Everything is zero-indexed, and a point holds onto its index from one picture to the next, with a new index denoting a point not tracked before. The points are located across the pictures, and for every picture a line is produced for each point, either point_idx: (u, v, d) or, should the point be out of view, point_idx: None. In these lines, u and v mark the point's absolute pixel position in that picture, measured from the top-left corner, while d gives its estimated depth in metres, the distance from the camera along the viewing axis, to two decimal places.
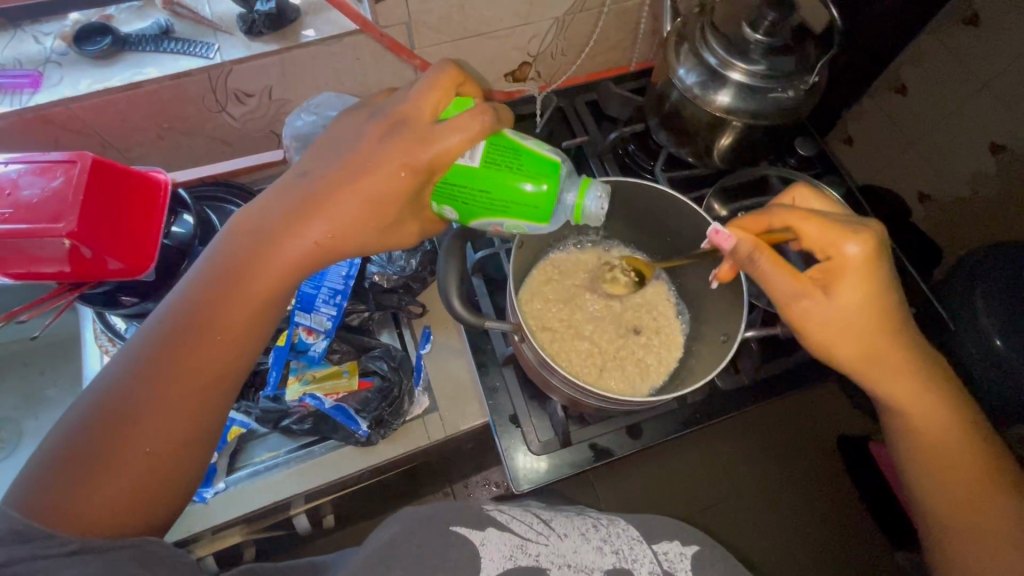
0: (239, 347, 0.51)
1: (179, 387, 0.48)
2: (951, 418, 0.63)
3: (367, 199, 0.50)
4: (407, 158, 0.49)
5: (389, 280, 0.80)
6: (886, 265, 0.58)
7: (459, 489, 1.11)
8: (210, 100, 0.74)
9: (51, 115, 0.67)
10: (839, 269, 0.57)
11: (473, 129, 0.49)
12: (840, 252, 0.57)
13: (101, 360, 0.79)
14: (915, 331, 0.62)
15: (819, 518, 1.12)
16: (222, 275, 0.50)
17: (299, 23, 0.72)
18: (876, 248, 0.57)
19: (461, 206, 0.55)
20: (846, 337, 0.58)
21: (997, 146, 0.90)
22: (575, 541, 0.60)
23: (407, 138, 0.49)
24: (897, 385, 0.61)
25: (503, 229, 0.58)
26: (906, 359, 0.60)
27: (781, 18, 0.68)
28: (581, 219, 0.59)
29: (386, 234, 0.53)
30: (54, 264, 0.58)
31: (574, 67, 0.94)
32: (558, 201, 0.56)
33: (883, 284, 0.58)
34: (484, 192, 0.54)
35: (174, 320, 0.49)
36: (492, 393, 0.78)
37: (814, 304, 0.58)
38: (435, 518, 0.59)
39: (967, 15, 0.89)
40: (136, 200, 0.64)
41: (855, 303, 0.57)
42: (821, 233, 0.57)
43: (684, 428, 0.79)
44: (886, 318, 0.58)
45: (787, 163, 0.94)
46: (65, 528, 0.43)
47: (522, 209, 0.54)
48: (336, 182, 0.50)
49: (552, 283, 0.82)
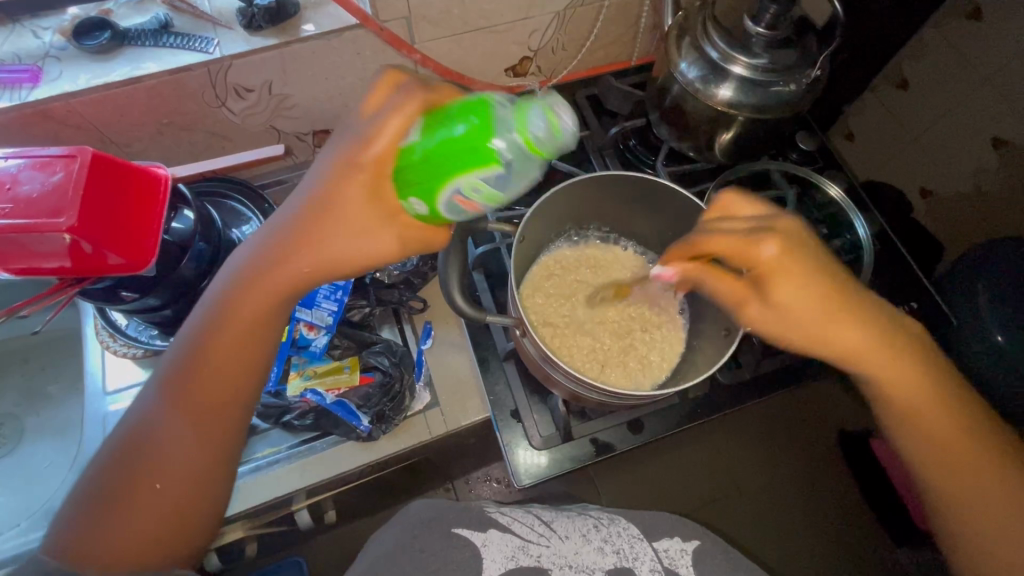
0: (250, 351, 0.55)
1: (206, 389, 0.53)
2: (939, 392, 0.59)
3: (347, 216, 0.53)
4: (360, 158, 0.52)
5: (389, 276, 0.80)
6: (808, 260, 0.55)
7: (460, 485, 1.11)
8: (210, 94, 0.74)
9: (50, 110, 0.67)
10: (761, 276, 0.56)
11: (403, 109, 0.50)
12: (756, 257, 0.55)
13: (102, 355, 0.80)
14: (875, 303, 0.60)
15: (815, 510, 1.14)
16: (218, 307, 0.54)
17: (299, 17, 0.72)
18: (789, 248, 0.55)
19: (418, 184, 0.49)
20: (799, 334, 0.57)
21: (1000, 141, 0.90)
22: (576, 543, 0.60)
23: (357, 146, 0.52)
24: (874, 367, 0.59)
25: (476, 201, 0.50)
26: (873, 338, 0.58)
27: (783, 10, 0.67)
28: (536, 143, 0.46)
29: (371, 237, 0.53)
30: (55, 259, 0.57)
31: (574, 61, 0.94)
32: (501, 126, 0.46)
33: (812, 276, 0.56)
34: (425, 157, 0.48)
35: (182, 354, 0.54)
36: (493, 389, 0.78)
37: (754, 310, 0.58)
38: (437, 521, 0.62)
39: (969, 9, 0.88)
40: (136, 195, 0.63)
41: (788, 305, 0.56)
42: (732, 246, 0.55)
43: (685, 421, 0.79)
44: (826, 312, 0.56)
45: (789, 158, 0.92)
46: (92, 564, 0.48)
47: (462, 146, 0.46)
48: (312, 205, 0.54)
49: (553, 279, 0.82)
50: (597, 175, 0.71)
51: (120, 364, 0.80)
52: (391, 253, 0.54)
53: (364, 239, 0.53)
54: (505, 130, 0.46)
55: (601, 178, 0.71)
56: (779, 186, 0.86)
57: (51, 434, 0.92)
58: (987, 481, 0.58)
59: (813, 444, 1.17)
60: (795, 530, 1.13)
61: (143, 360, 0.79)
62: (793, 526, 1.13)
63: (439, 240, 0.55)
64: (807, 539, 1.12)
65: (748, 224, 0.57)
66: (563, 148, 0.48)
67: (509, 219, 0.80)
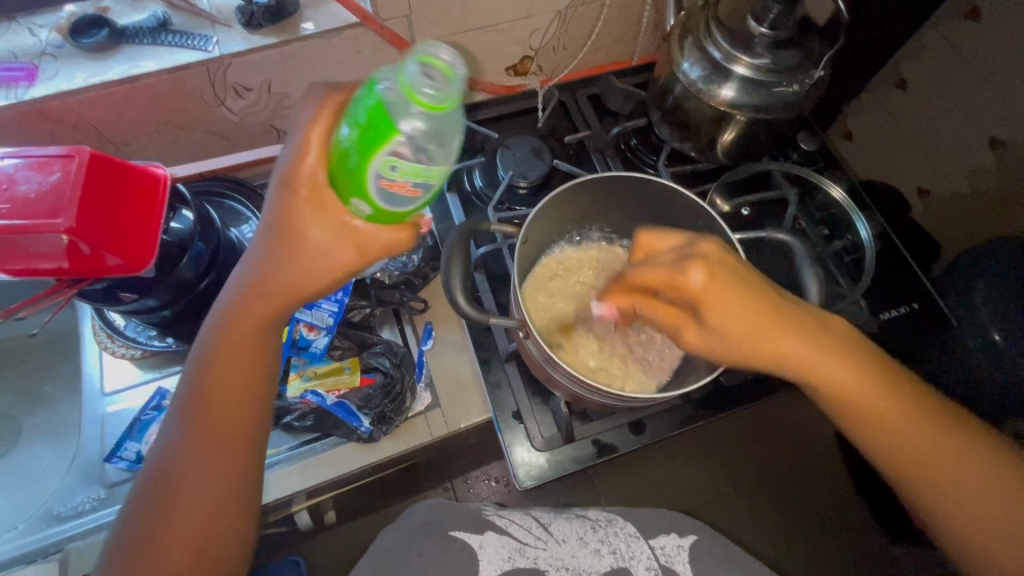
0: (254, 366, 0.56)
1: (216, 406, 0.55)
2: (885, 381, 0.59)
3: (301, 233, 0.50)
4: (291, 179, 0.49)
5: (390, 276, 0.79)
6: (734, 281, 0.54)
7: (458, 484, 1.11)
8: (209, 93, 0.73)
9: (47, 109, 0.66)
10: (694, 305, 0.54)
11: (324, 118, 0.48)
12: (684, 286, 0.53)
13: (100, 355, 0.80)
14: (800, 307, 0.59)
15: (813, 508, 1.14)
16: (212, 348, 0.55)
17: (299, 15, 0.71)
18: (715, 272, 0.53)
19: (350, 184, 0.46)
20: (741, 354, 0.56)
21: (997, 141, 0.92)
22: (573, 545, 0.60)
23: (289, 163, 0.49)
24: (819, 374, 0.58)
25: (403, 180, 0.45)
26: (810, 346, 0.57)
27: (786, 10, 0.68)
28: (421, 99, 0.40)
29: (325, 248, 0.50)
30: (52, 260, 0.57)
31: (575, 60, 0.93)
32: (390, 98, 0.42)
33: (740, 296, 0.54)
34: (347, 153, 0.45)
35: (189, 396, 0.55)
36: (494, 389, 0.77)
37: (692, 335, 0.57)
38: (434, 525, 0.62)
39: (966, 9, 0.89)
40: (135, 194, 0.62)
41: (726, 331, 0.54)
42: (660, 278, 0.54)
43: (687, 422, 0.79)
44: (760, 331, 0.55)
45: (789, 158, 0.92)
46: None
47: (367, 133, 0.43)
48: (267, 227, 0.52)
49: (553, 279, 0.81)
50: (594, 178, 0.71)
51: (118, 366, 0.80)
52: (353, 261, 0.51)
53: (320, 252, 0.51)
54: (396, 101, 0.42)
55: (601, 179, 0.71)
56: (780, 186, 0.86)
57: (47, 435, 0.92)
58: (945, 461, 0.58)
59: (810, 442, 1.18)
60: (793, 528, 1.13)
61: (141, 361, 0.80)
62: (790, 524, 1.13)
63: (402, 241, 0.51)
64: (805, 537, 1.13)
65: (674, 254, 0.56)
66: (460, 90, 0.42)
67: (510, 218, 0.80)
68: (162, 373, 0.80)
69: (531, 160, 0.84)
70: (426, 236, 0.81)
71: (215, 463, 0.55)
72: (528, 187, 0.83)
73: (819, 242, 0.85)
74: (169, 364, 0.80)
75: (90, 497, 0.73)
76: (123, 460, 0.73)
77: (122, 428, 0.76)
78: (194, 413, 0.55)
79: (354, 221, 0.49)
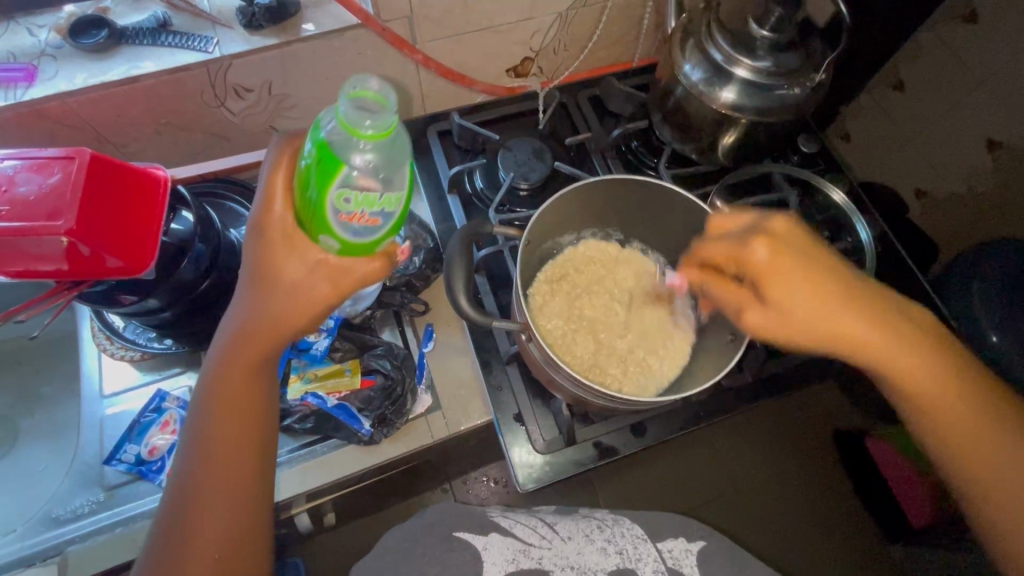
0: (253, 391, 0.58)
1: (223, 427, 0.57)
2: (945, 368, 0.59)
3: (278, 273, 0.53)
4: (261, 227, 0.53)
5: (391, 278, 0.79)
6: (800, 256, 0.56)
7: (457, 485, 1.10)
8: (209, 94, 0.73)
9: (46, 110, 0.66)
10: (757, 280, 0.56)
11: (284, 166, 0.52)
12: (752, 261, 0.56)
13: (98, 357, 0.80)
14: (871, 288, 0.59)
15: (810, 509, 1.15)
16: (214, 383, 0.57)
17: (300, 16, 0.71)
18: (780, 247, 0.56)
19: (314, 222, 0.49)
20: (810, 336, 0.57)
21: (994, 143, 0.92)
22: (579, 543, 0.60)
23: (257, 213, 0.53)
24: (888, 360, 0.58)
25: (360, 210, 0.47)
26: (879, 330, 0.57)
27: (788, 14, 0.69)
28: (361, 133, 0.43)
29: (301, 284, 0.53)
30: (51, 263, 0.56)
31: (575, 62, 0.93)
32: (336, 139, 0.45)
33: (805, 273, 0.56)
34: (307, 195, 0.48)
35: (196, 429, 0.57)
36: (496, 392, 0.77)
37: (756, 314, 0.58)
38: (439, 525, 0.63)
39: (965, 12, 0.90)
40: (135, 196, 0.62)
41: (793, 306, 0.56)
42: (725, 251, 0.58)
43: (688, 425, 0.79)
44: (829, 311, 0.56)
45: (790, 160, 0.92)
46: None
47: (319, 175, 0.46)
48: (247, 270, 0.55)
49: (557, 281, 0.80)
50: (593, 180, 0.71)
51: (117, 367, 0.79)
52: (330, 295, 0.54)
53: (298, 287, 0.54)
54: (339, 139, 0.44)
55: (600, 182, 0.71)
56: (781, 188, 0.86)
57: (44, 437, 0.91)
58: (1000, 450, 0.59)
59: (806, 443, 1.19)
60: (791, 528, 1.14)
61: (140, 363, 0.79)
62: (789, 525, 1.14)
63: (376, 270, 0.53)
64: (803, 537, 1.13)
65: (742, 233, 0.59)
66: (397, 115, 0.44)
67: (512, 220, 0.80)
68: (161, 375, 0.79)
69: (531, 161, 0.84)
70: (427, 238, 0.81)
71: (218, 467, 0.56)
72: (528, 189, 0.83)
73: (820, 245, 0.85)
74: (168, 366, 0.80)
75: (89, 500, 0.73)
76: (122, 463, 0.73)
77: (121, 430, 0.76)
78: (197, 436, 0.57)
79: (327, 256, 0.52)
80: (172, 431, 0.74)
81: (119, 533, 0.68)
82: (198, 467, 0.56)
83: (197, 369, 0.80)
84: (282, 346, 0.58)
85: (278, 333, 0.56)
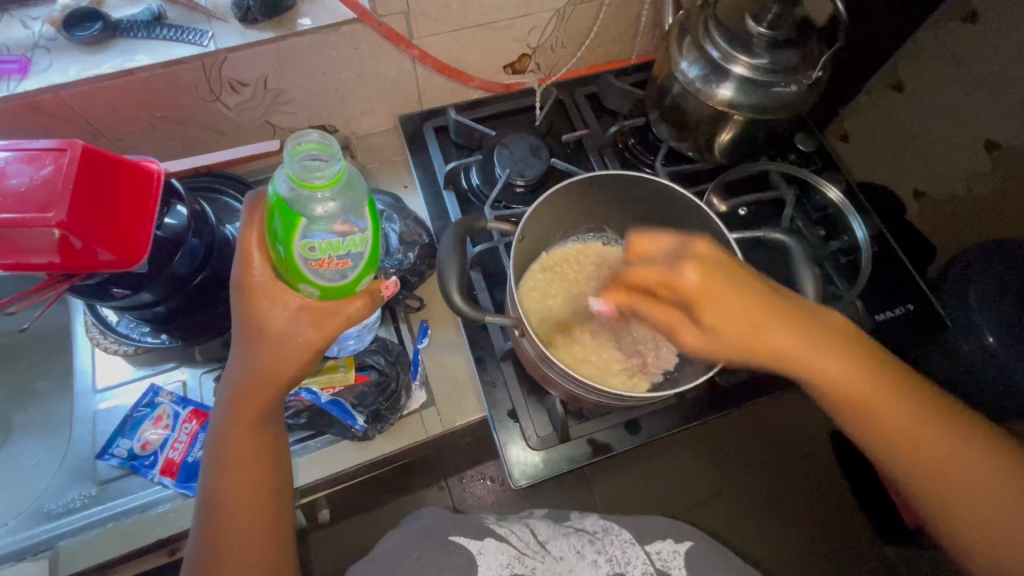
0: (258, 423, 0.59)
1: (223, 456, 0.58)
2: (885, 373, 0.59)
3: (263, 325, 0.55)
4: (243, 282, 0.55)
5: (387, 273, 0.78)
6: (725, 273, 0.55)
7: (453, 484, 1.10)
8: (204, 88, 0.72)
9: (40, 102, 0.65)
10: (687, 301, 0.55)
11: (256, 224, 0.54)
12: (678, 284, 0.54)
13: (91, 351, 0.79)
14: (796, 300, 0.59)
15: (804, 508, 1.16)
16: (218, 433, 0.58)
17: (295, 11, 0.71)
18: (707, 269, 0.54)
19: (289, 273, 0.52)
20: (742, 354, 0.57)
21: (993, 144, 0.92)
22: (572, 561, 0.61)
23: (237, 271, 0.55)
24: (829, 372, 0.58)
25: (328, 255, 0.50)
26: (803, 337, 0.57)
27: (784, 10, 0.69)
28: (315, 185, 0.45)
29: (287, 333, 0.55)
30: (43, 255, 0.56)
31: (574, 59, 0.93)
32: (292, 197, 0.47)
33: (733, 291, 0.55)
34: (277, 249, 0.50)
35: (210, 467, 0.58)
36: (490, 388, 0.76)
37: (689, 333, 0.57)
38: (435, 531, 0.63)
39: (964, 12, 0.90)
40: (128, 190, 0.62)
41: (723, 321, 0.55)
42: (656, 277, 0.54)
43: (683, 423, 0.78)
44: (760, 328, 0.56)
45: (788, 159, 0.92)
46: None
47: (285, 229, 0.48)
48: (235, 324, 0.57)
49: (555, 278, 0.80)
50: (597, 174, 0.71)
51: (110, 362, 0.79)
52: (316, 338, 0.56)
53: (284, 336, 0.56)
54: (295, 195, 0.46)
55: (596, 177, 0.70)
56: (779, 188, 0.86)
57: (37, 431, 0.91)
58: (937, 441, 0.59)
59: (802, 442, 1.20)
60: (788, 528, 1.14)
61: (134, 358, 0.79)
62: (782, 522, 1.15)
63: (361, 308, 0.55)
64: (799, 536, 1.14)
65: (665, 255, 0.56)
66: (343, 161, 0.46)
67: (507, 216, 0.80)
68: (154, 370, 0.79)
69: (528, 158, 0.83)
70: (422, 234, 0.81)
71: (228, 478, 0.58)
72: (525, 186, 0.82)
73: (817, 244, 0.86)
74: (162, 361, 0.79)
75: (81, 494, 0.73)
76: (115, 457, 0.73)
77: (113, 426, 0.76)
78: (216, 461, 0.58)
79: (311, 302, 0.55)
80: (165, 426, 0.74)
81: (111, 528, 0.69)
82: (217, 477, 0.58)
83: (191, 364, 0.79)
84: (288, 372, 0.57)
85: (277, 376, 0.57)
